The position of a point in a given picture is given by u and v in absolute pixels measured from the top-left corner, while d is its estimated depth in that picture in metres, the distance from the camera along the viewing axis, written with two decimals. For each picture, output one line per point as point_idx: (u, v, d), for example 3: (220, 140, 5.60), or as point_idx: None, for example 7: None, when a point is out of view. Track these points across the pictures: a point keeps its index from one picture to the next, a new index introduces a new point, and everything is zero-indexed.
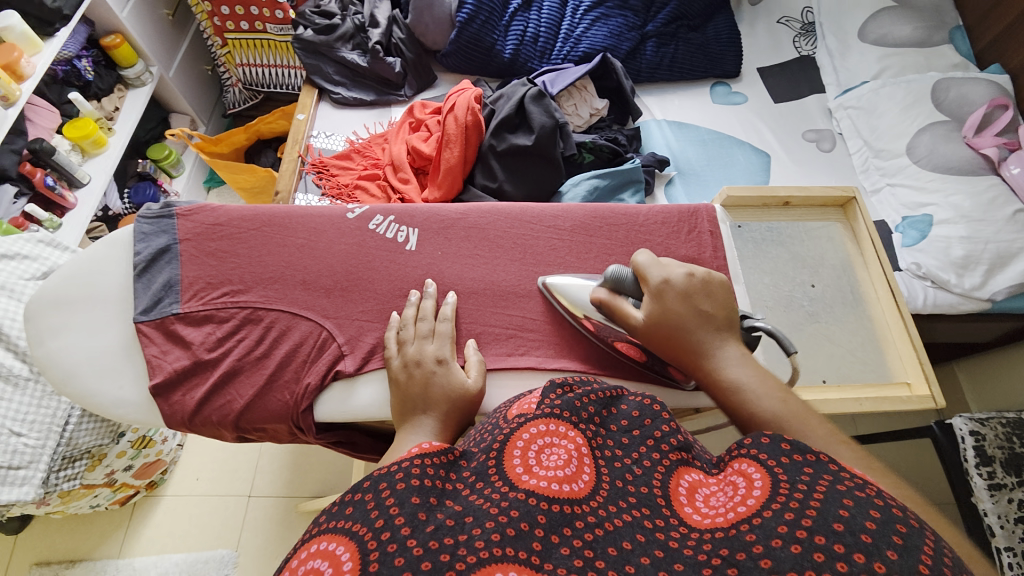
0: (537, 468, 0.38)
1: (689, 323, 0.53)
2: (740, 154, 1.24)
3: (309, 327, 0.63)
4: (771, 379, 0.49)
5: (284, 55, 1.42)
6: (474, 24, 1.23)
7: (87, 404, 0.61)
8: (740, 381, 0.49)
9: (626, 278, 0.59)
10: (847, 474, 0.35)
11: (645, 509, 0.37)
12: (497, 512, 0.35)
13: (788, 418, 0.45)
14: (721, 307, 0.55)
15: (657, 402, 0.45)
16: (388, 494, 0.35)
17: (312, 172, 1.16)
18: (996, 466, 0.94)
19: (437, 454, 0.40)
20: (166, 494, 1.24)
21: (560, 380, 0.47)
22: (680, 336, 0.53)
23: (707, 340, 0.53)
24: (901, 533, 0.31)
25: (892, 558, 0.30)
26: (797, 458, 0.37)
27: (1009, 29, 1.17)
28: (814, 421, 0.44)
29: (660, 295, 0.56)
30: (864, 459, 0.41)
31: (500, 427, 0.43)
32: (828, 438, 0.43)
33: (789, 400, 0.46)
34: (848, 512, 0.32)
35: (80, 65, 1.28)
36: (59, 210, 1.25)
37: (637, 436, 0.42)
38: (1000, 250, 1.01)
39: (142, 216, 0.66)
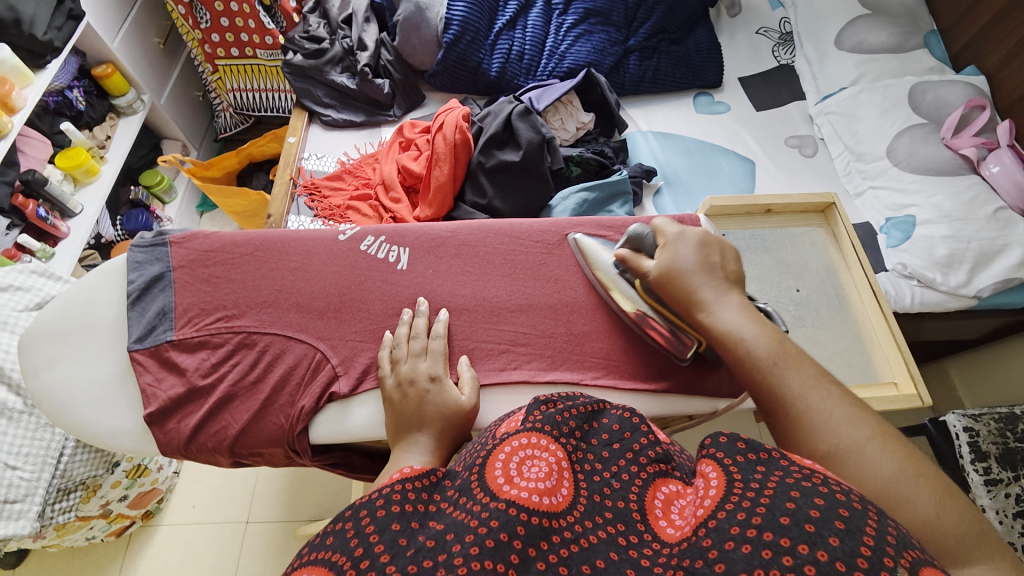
0: (518, 480, 0.39)
1: (697, 270, 0.57)
2: (725, 162, 1.26)
3: (303, 349, 0.63)
4: (767, 325, 0.53)
5: (274, 79, 1.44)
6: (460, 44, 1.26)
7: (82, 435, 0.61)
8: (737, 324, 0.53)
9: (646, 233, 0.63)
10: (795, 467, 0.37)
11: (621, 525, 0.38)
12: (477, 524, 0.35)
13: (778, 361, 0.49)
14: (732, 264, 0.59)
15: (638, 414, 0.47)
16: (367, 522, 0.36)
17: (304, 195, 1.18)
18: (991, 462, 0.95)
19: (419, 478, 0.41)
20: (162, 523, 1.22)
21: (544, 396, 0.48)
22: (687, 282, 0.57)
23: (711, 287, 0.56)
24: (842, 517, 0.33)
25: (833, 545, 0.31)
26: (751, 457, 0.38)
27: (981, 33, 1.21)
28: (801, 365, 0.49)
29: (673, 245, 0.60)
30: (848, 399, 0.47)
31: (486, 444, 0.44)
32: (816, 379, 0.48)
33: (784, 343, 0.51)
34: (794, 504, 0.34)
35: (71, 95, 1.29)
36: (51, 240, 1.25)
37: (617, 449, 0.44)
38: (983, 248, 1.03)
39: (135, 245, 0.66)
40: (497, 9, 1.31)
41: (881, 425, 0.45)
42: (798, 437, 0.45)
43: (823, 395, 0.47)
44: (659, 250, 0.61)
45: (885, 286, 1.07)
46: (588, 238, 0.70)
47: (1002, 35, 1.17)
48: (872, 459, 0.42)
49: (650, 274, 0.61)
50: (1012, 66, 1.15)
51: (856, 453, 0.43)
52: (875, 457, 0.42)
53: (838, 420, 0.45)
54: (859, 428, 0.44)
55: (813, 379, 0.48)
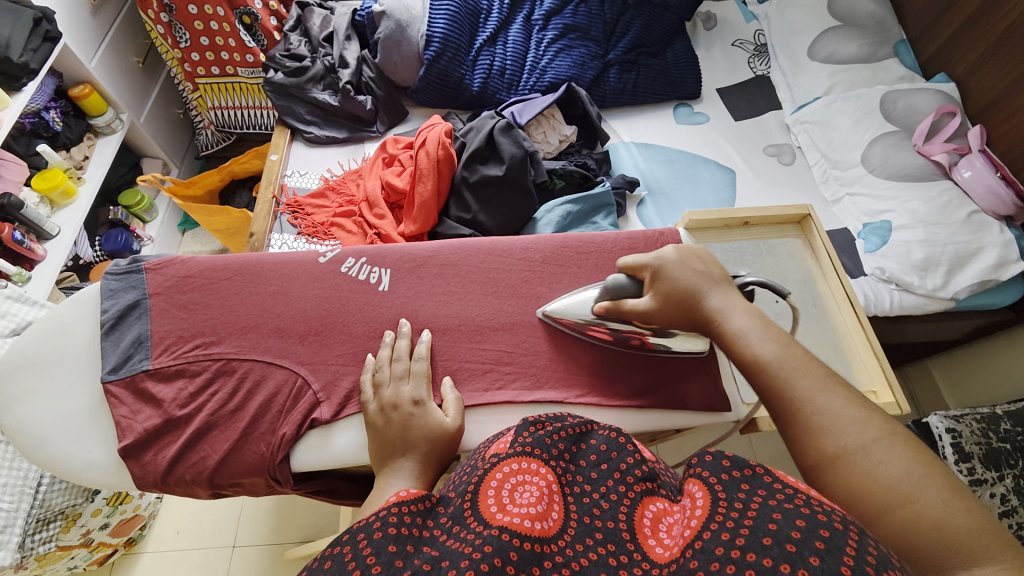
0: (510, 506, 0.39)
1: (696, 286, 0.58)
2: (706, 172, 1.28)
3: (283, 375, 0.62)
4: (771, 324, 0.54)
5: (256, 97, 1.43)
6: (442, 61, 1.27)
7: (56, 470, 0.59)
8: (746, 327, 0.54)
9: (624, 279, 0.62)
10: (780, 487, 0.37)
11: (610, 546, 0.38)
12: (471, 550, 0.35)
13: (785, 365, 0.50)
14: (718, 267, 0.60)
15: (624, 435, 0.47)
16: (364, 544, 0.36)
17: (287, 213, 1.17)
18: (974, 462, 0.97)
19: (414, 501, 0.41)
20: (146, 551, 1.19)
21: (532, 418, 0.48)
22: (694, 295, 0.58)
23: (714, 297, 0.57)
24: (823, 537, 0.33)
25: (813, 564, 0.32)
26: (735, 475, 0.39)
27: (950, 41, 1.25)
28: (808, 367, 0.49)
29: (659, 273, 0.60)
30: (856, 399, 0.47)
31: (477, 468, 0.43)
32: (824, 380, 0.48)
33: (788, 347, 0.51)
34: (775, 525, 0.34)
35: (48, 116, 1.27)
36: (28, 263, 1.22)
37: (604, 470, 0.44)
38: (958, 251, 1.05)
39: (110, 273, 0.65)
40: (477, 24, 1.32)
41: (888, 425, 0.45)
42: (810, 438, 0.46)
43: (829, 397, 0.47)
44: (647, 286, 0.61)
45: (865, 290, 1.09)
46: (552, 304, 0.68)
47: (969, 43, 1.21)
48: (879, 460, 0.42)
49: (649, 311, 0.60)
50: (980, 73, 1.19)
51: (863, 454, 0.43)
52: (881, 457, 0.43)
53: (843, 421, 0.45)
54: (867, 428, 0.44)
55: (819, 382, 0.48)
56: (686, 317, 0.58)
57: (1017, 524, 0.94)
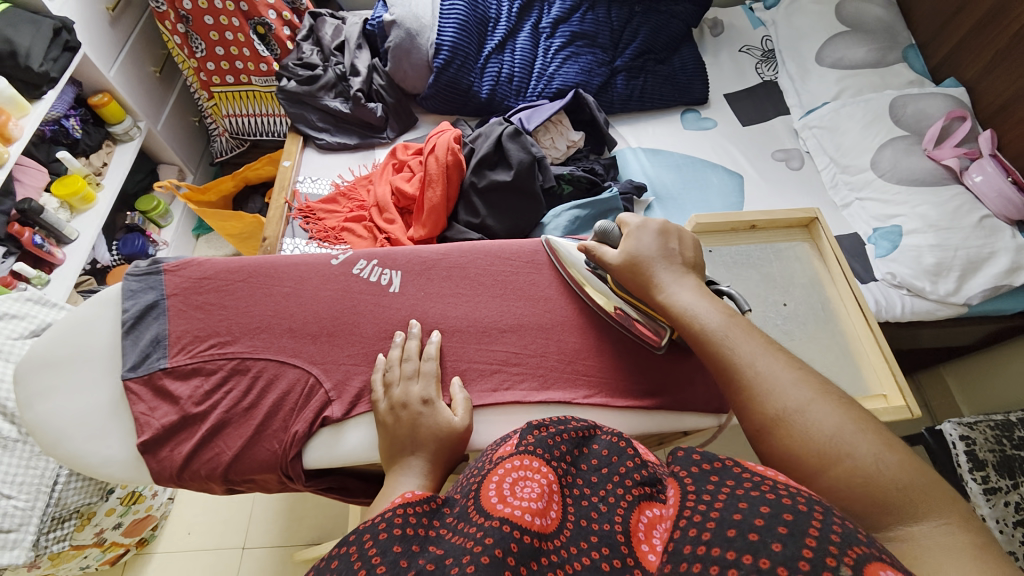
0: (510, 498, 0.40)
1: (659, 258, 0.62)
2: (714, 176, 1.28)
3: (296, 374, 0.63)
4: (720, 302, 0.58)
5: (269, 105, 1.46)
6: (451, 68, 1.29)
7: (76, 465, 0.61)
8: (692, 302, 0.58)
9: (612, 228, 0.67)
10: (748, 476, 0.38)
11: (605, 549, 0.38)
12: (473, 544, 0.36)
13: (728, 332, 0.54)
14: (690, 250, 0.64)
15: (625, 440, 0.48)
16: (370, 544, 0.37)
17: (299, 217, 1.19)
18: (989, 469, 0.95)
19: (420, 503, 0.42)
20: (157, 551, 1.20)
21: (536, 421, 0.49)
22: (653, 267, 0.61)
23: (669, 273, 0.61)
24: (787, 522, 0.34)
25: (775, 550, 0.32)
26: (706, 468, 0.40)
27: (959, 46, 1.25)
28: (751, 334, 0.54)
29: (636, 235, 0.64)
30: (793, 363, 0.51)
31: (482, 469, 0.44)
32: (765, 346, 0.53)
33: (732, 318, 0.56)
34: (740, 515, 0.35)
35: (68, 124, 1.31)
36: (47, 266, 1.26)
37: (605, 474, 0.44)
38: (970, 256, 1.05)
39: (130, 274, 0.67)
40: (486, 33, 1.34)
41: (824, 386, 0.49)
42: (757, 399, 0.50)
43: (770, 360, 0.51)
44: (622, 241, 0.65)
45: (876, 295, 1.08)
46: (559, 238, 0.73)
47: (980, 47, 1.20)
48: (816, 418, 0.46)
49: (614, 267, 0.64)
50: (991, 77, 1.18)
51: (800, 414, 0.47)
52: (818, 415, 0.47)
53: (783, 381, 0.50)
54: (804, 388, 0.49)
55: (761, 346, 0.53)
56: (639, 278, 0.62)
57: None
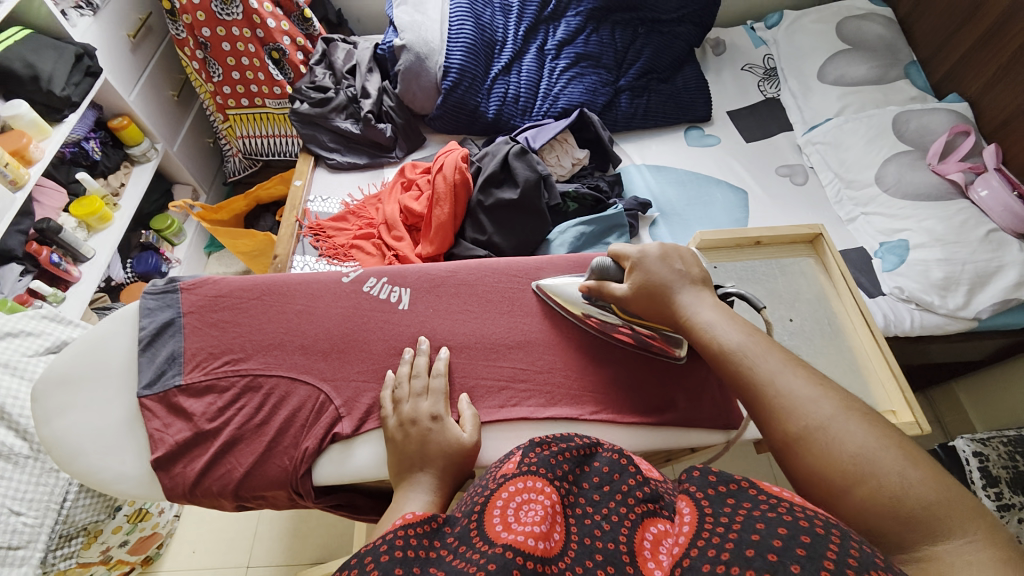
0: (515, 524, 0.39)
1: (669, 280, 0.61)
2: (718, 192, 1.30)
3: (307, 390, 0.64)
4: (738, 319, 0.57)
5: (282, 126, 1.50)
6: (459, 90, 1.33)
7: (91, 482, 0.61)
8: (712, 321, 0.57)
9: (608, 263, 0.65)
10: (764, 498, 0.39)
11: (610, 567, 0.38)
12: (476, 568, 0.36)
13: (750, 350, 0.53)
14: (695, 267, 0.62)
15: (627, 456, 0.47)
16: (371, 564, 0.38)
17: (309, 235, 1.21)
18: (1003, 486, 0.93)
19: (420, 524, 0.42)
20: (162, 570, 1.20)
21: (539, 439, 0.48)
22: (670, 287, 0.61)
23: (684, 293, 0.60)
24: (804, 544, 0.34)
25: (795, 571, 0.33)
26: (721, 489, 0.41)
27: (960, 63, 1.27)
28: (770, 350, 0.53)
29: (640, 263, 0.62)
30: (814, 377, 0.51)
31: (485, 489, 0.45)
32: (786, 361, 0.52)
33: (753, 335, 0.55)
34: (758, 535, 0.36)
35: (87, 146, 1.35)
36: (63, 284, 1.29)
37: (607, 492, 0.44)
38: (979, 270, 1.04)
39: (147, 292, 0.69)
40: (493, 55, 1.38)
41: (846, 400, 0.49)
42: (779, 417, 0.49)
43: (791, 377, 0.51)
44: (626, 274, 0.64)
45: (884, 310, 1.08)
46: (548, 280, 0.73)
47: (981, 63, 1.22)
48: (839, 436, 0.46)
49: (625, 297, 0.63)
50: (994, 92, 1.19)
51: (823, 430, 0.47)
52: (841, 432, 0.46)
53: (805, 399, 0.49)
54: (827, 403, 0.48)
55: (783, 362, 0.52)
56: (649, 304, 0.61)
57: None
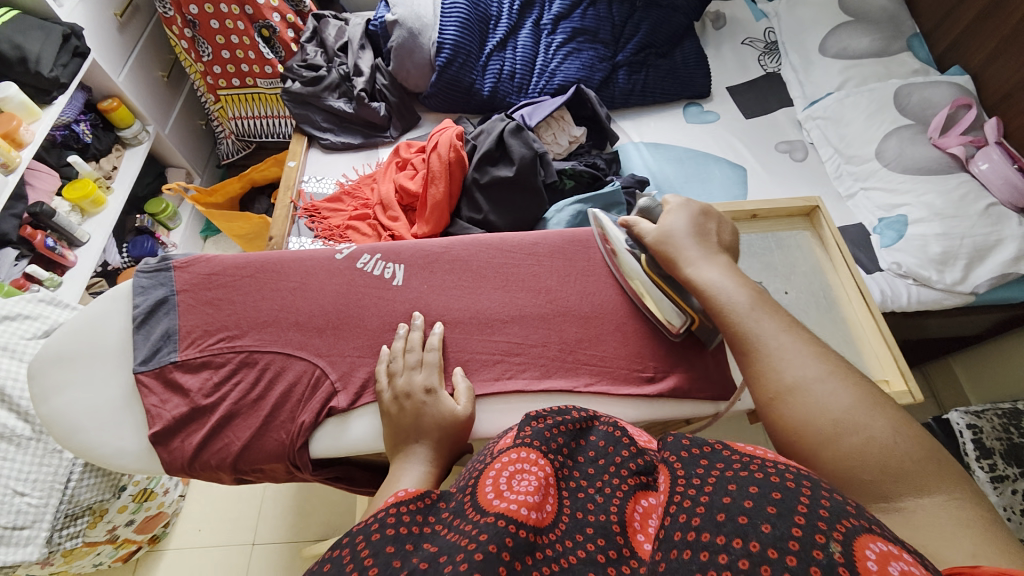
0: (508, 493, 0.39)
1: (693, 236, 0.64)
2: (716, 169, 1.28)
3: (303, 366, 0.65)
4: (749, 283, 0.59)
5: (275, 106, 1.48)
6: (453, 67, 1.30)
7: (91, 457, 0.62)
8: (722, 278, 0.59)
9: (654, 207, 0.70)
10: (735, 459, 0.39)
11: (601, 540, 0.38)
12: (467, 541, 0.35)
13: (755, 309, 0.56)
14: (725, 235, 0.66)
15: (621, 429, 0.48)
16: (363, 545, 0.37)
17: (304, 217, 1.20)
18: (997, 458, 0.94)
19: (413, 500, 0.42)
20: (169, 547, 1.22)
21: (535, 412, 0.48)
22: (681, 246, 0.63)
23: (703, 250, 0.63)
24: (775, 501, 0.34)
25: (765, 531, 0.32)
26: (694, 451, 0.41)
27: (964, 33, 1.24)
28: (775, 312, 0.56)
29: (673, 213, 0.66)
30: (814, 343, 0.53)
31: (480, 463, 0.45)
32: (788, 325, 0.54)
33: (759, 298, 0.57)
34: (729, 498, 0.35)
35: (77, 129, 1.33)
36: (59, 268, 1.28)
37: (602, 465, 0.45)
38: (976, 244, 1.04)
39: (141, 271, 0.69)
40: (487, 31, 1.35)
41: (842, 366, 0.50)
42: (769, 371, 0.51)
43: (790, 337, 0.53)
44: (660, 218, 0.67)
45: (881, 285, 1.08)
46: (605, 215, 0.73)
47: (985, 33, 1.19)
48: (828, 392, 0.48)
49: (648, 238, 0.66)
50: (998, 63, 1.17)
51: (815, 387, 0.48)
52: (832, 390, 0.48)
53: (801, 357, 0.51)
54: (820, 364, 0.50)
55: (783, 324, 0.54)
56: (662, 252, 0.64)
57: None
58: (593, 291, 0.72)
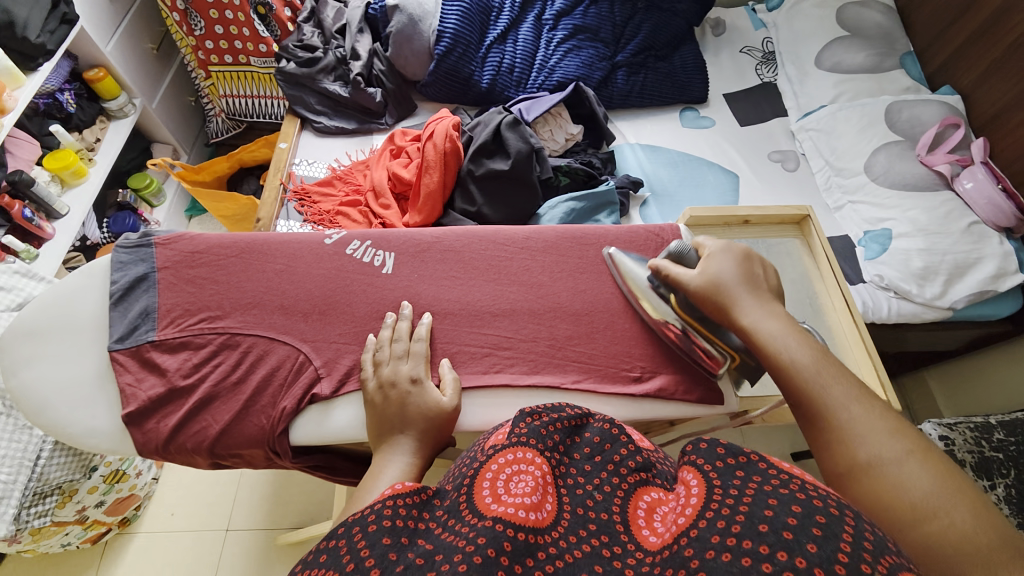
0: (504, 496, 0.38)
1: (741, 282, 0.60)
2: (709, 174, 1.29)
3: (286, 351, 0.63)
4: (809, 337, 0.55)
5: (268, 86, 1.45)
6: (452, 56, 1.28)
7: (60, 435, 0.60)
8: (780, 332, 0.55)
9: (687, 250, 0.66)
10: (774, 473, 0.36)
11: (604, 537, 0.38)
12: (465, 543, 0.35)
13: (822, 371, 0.51)
14: (771, 278, 0.63)
15: (618, 426, 0.47)
16: (358, 537, 0.36)
17: (294, 200, 1.18)
18: (966, 469, 0.96)
19: (410, 495, 0.41)
20: (139, 531, 1.20)
21: (529, 408, 0.47)
22: (730, 292, 0.60)
23: (755, 296, 0.59)
24: (820, 524, 0.32)
25: (811, 551, 0.31)
26: (730, 462, 0.38)
27: (955, 54, 1.26)
28: (845, 377, 0.51)
29: (717, 258, 0.62)
30: (889, 415, 0.48)
31: (475, 459, 0.43)
32: (859, 393, 0.50)
33: (824, 356, 0.53)
34: (771, 511, 0.33)
35: (62, 97, 1.29)
36: (36, 241, 1.24)
37: (598, 462, 0.44)
38: (957, 261, 1.06)
39: (120, 246, 0.66)
40: (488, 22, 1.34)
41: (923, 445, 0.45)
42: (838, 443, 0.47)
43: (862, 408, 0.49)
44: (701, 262, 0.63)
45: (864, 297, 1.10)
46: (623, 254, 0.72)
47: (976, 55, 1.21)
48: (906, 472, 0.43)
49: (690, 283, 0.62)
50: (987, 85, 1.19)
51: (891, 465, 0.44)
52: (911, 469, 0.43)
53: (875, 431, 0.46)
54: (899, 444, 0.45)
55: (854, 391, 0.50)
56: (709, 299, 0.60)
57: None
58: (584, 288, 0.72)
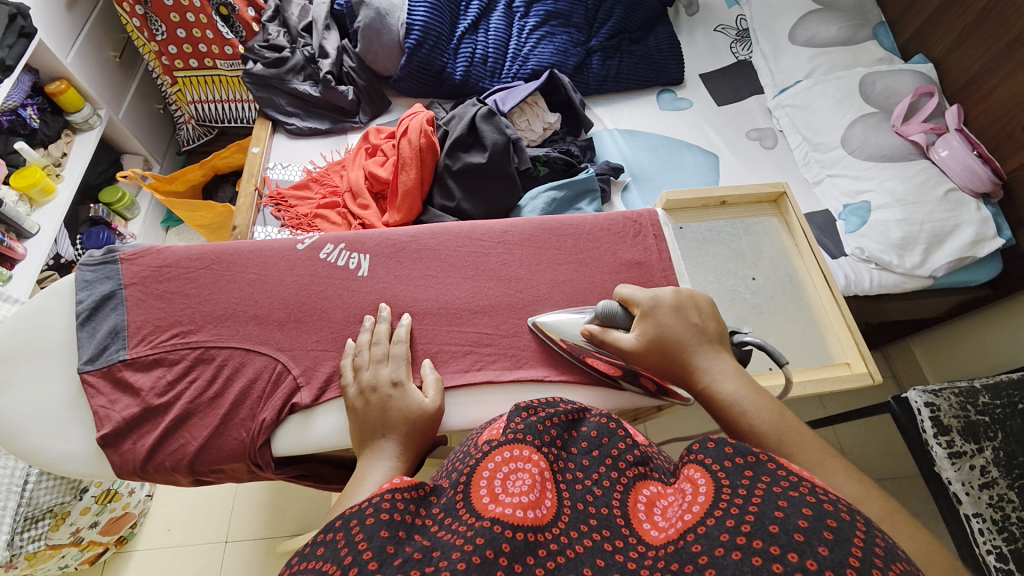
0: (503, 496, 0.38)
1: (684, 339, 0.55)
2: (689, 156, 1.28)
3: (263, 361, 0.62)
4: (766, 394, 0.51)
5: (237, 90, 1.42)
6: (423, 49, 1.25)
7: (35, 462, 0.59)
8: (738, 395, 0.51)
9: (617, 310, 0.60)
10: (784, 474, 0.36)
11: (605, 531, 0.37)
12: (464, 541, 0.34)
13: (783, 435, 0.48)
14: (713, 321, 0.57)
15: (615, 420, 0.47)
16: (358, 530, 0.35)
17: (270, 206, 1.15)
18: (954, 434, 0.98)
19: (408, 489, 0.40)
20: (137, 548, 1.18)
21: (524, 404, 0.47)
22: (675, 356, 0.55)
23: (704, 355, 0.54)
24: (831, 527, 0.32)
25: (823, 554, 0.31)
26: (739, 461, 0.38)
27: (927, 23, 1.27)
28: (805, 436, 0.48)
29: (652, 316, 0.57)
30: (854, 474, 0.45)
31: (470, 456, 0.43)
32: (821, 455, 0.46)
33: (783, 414, 0.49)
34: (782, 513, 0.33)
35: (24, 114, 1.24)
36: (8, 262, 1.20)
37: (596, 456, 0.43)
38: (935, 229, 1.07)
39: (84, 264, 0.64)
40: (458, 12, 1.31)
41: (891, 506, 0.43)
42: None
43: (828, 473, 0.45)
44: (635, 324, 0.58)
45: (846, 270, 1.10)
46: (545, 318, 0.67)
47: (947, 22, 1.22)
48: None
49: (630, 354, 0.57)
50: (959, 52, 1.19)
51: None
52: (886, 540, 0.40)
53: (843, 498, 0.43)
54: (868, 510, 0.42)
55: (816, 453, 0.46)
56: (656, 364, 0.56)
57: (997, 494, 0.95)
58: (564, 279, 0.72)
